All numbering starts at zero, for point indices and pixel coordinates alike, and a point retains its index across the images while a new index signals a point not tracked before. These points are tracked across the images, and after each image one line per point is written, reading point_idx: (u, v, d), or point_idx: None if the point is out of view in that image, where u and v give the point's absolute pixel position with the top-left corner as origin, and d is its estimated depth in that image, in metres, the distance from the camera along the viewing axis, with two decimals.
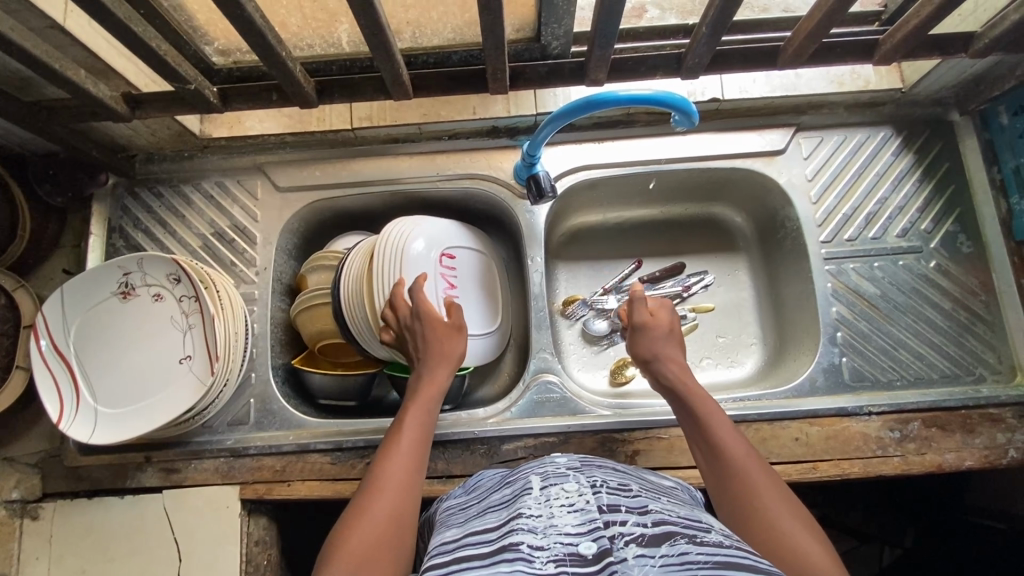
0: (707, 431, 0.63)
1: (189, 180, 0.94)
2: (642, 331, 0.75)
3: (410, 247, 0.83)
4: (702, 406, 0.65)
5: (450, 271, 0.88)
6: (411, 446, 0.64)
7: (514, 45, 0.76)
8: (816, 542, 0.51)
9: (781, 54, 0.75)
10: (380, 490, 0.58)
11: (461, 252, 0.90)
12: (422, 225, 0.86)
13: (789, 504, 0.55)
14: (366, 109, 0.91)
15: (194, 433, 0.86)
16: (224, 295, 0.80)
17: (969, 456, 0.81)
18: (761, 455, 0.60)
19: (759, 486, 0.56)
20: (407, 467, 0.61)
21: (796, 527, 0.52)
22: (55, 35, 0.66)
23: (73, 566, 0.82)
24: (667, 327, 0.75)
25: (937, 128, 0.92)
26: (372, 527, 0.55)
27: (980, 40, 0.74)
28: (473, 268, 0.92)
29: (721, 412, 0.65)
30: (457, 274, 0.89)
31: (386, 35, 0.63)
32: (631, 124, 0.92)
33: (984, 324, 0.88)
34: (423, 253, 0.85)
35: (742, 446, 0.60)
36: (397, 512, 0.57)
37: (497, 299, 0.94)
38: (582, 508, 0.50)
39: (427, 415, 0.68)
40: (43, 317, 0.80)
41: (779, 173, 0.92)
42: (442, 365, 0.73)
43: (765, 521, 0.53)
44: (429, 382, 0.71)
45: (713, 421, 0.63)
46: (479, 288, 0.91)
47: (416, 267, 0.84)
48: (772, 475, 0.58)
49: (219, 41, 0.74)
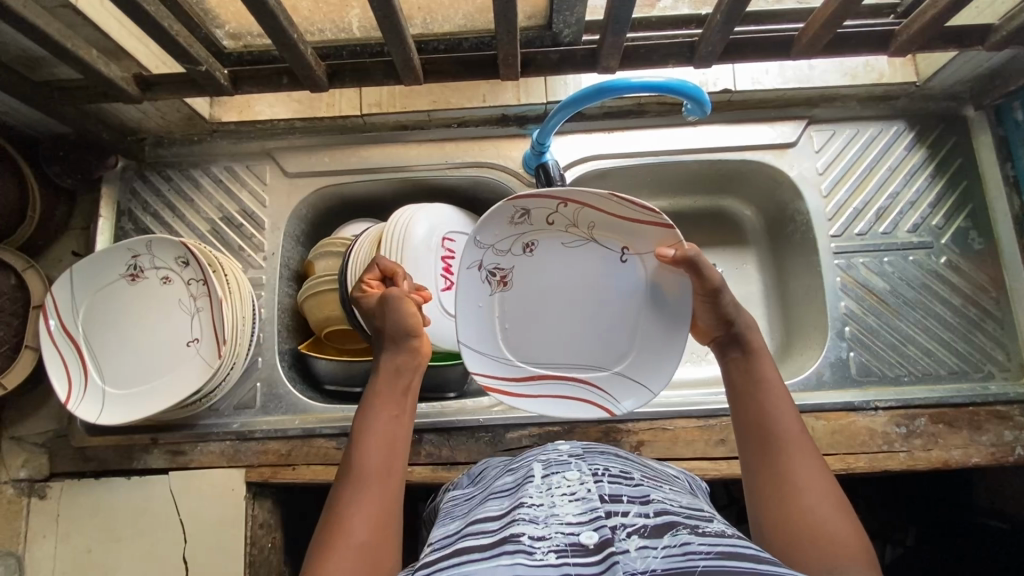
0: (764, 409, 0.58)
1: (198, 165, 0.95)
2: (722, 296, 0.64)
3: (629, 207, 0.65)
4: (764, 386, 0.60)
5: (609, 264, 0.70)
6: (383, 453, 0.57)
7: (525, 33, 0.75)
8: (845, 533, 0.49)
9: (794, 44, 0.74)
10: (364, 505, 0.53)
11: (527, 255, 0.71)
12: (524, 202, 0.68)
13: (829, 497, 0.52)
14: (375, 95, 0.91)
15: (200, 416, 0.86)
16: (231, 280, 0.81)
17: (976, 453, 0.80)
18: (808, 435, 0.57)
19: (805, 481, 0.53)
20: (386, 467, 0.56)
21: (825, 515, 0.50)
22: (68, 15, 0.66)
23: (79, 545, 0.83)
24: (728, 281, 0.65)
25: (951, 124, 0.92)
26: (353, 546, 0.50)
27: (998, 32, 0.73)
28: (512, 292, 0.72)
29: (779, 383, 0.61)
30: (552, 282, 0.72)
31: (399, 19, 0.63)
32: (641, 114, 0.91)
33: (993, 321, 0.87)
34: (578, 237, 0.70)
35: (793, 432, 0.56)
36: (388, 509, 0.54)
37: (572, 320, 0.72)
38: (584, 497, 0.50)
39: (399, 408, 0.61)
40: (52, 298, 0.80)
41: (790, 166, 0.91)
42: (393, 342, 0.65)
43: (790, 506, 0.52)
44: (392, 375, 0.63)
45: (771, 399, 0.59)
46: (576, 324, 0.72)
47: (623, 276, 0.70)
48: (816, 460, 0.55)
49: (230, 25, 0.73)
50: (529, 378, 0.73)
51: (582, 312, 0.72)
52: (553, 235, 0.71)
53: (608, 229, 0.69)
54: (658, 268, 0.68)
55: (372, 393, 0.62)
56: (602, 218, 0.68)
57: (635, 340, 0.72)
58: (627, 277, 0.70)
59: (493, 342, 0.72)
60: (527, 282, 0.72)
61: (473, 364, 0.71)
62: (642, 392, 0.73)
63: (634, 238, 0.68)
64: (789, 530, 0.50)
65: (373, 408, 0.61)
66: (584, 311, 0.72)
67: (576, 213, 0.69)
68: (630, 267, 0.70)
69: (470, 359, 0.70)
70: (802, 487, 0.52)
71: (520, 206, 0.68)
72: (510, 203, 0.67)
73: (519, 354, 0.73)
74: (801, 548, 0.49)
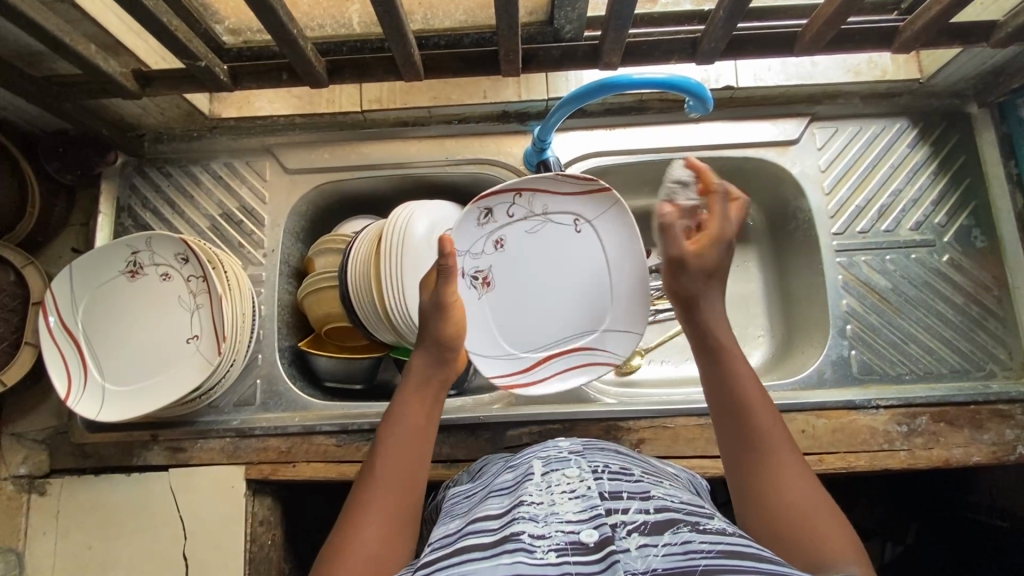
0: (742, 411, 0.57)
1: (197, 161, 0.94)
2: (682, 273, 0.65)
3: (570, 181, 0.78)
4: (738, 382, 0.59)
5: (567, 236, 0.81)
6: (408, 452, 0.58)
7: (527, 29, 0.74)
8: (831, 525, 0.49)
9: (798, 40, 0.73)
10: (382, 505, 0.54)
11: (500, 250, 0.80)
12: (485, 202, 0.78)
13: (813, 494, 0.51)
14: (376, 91, 0.91)
15: (200, 413, 0.86)
16: (230, 276, 0.81)
17: (977, 452, 0.80)
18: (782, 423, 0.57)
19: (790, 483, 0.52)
20: (410, 469, 0.57)
21: (810, 507, 0.50)
22: (66, 9, 0.66)
23: (78, 542, 0.83)
24: (710, 269, 0.65)
25: (953, 121, 0.91)
26: (366, 543, 0.51)
27: (1003, 28, 0.72)
28: (497, 287, 0.80)
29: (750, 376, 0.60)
30: (529, 265, 0.81)
31: (398, 13, 0.62)
32: (643, 111, 0.91)
33: (995, 319, 0.87)
34: (536, 221, 0.81)
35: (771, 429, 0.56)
36: (405, 512, 0.55)
37: (555, 293, 0.82)
38: (584, 494, 0.50)
39: (427, 417, 0.62)
40: (52, 294, 0.80)
41: (792, 164, 0.91)
42: (430, 350, 0.66)
43: (772, 503, 0.52)
44: (423, 379, 0.64)
45: (746, 400, 0.58)
46: (559, 296, 0.82)
47: (584, 242, 0.81)
48: (794, 456, 0.55)
49: (230, 20, 0.72)
50: (535, 364, 0.81)
51: (563, 286, 0.82)
52: (516, 227, 0.80)
53: (558, 208, 0.80)
54: (606, 226, 0.81)
55: (401, 397, 0.63)
56: (552, 200, 0.80)
57: (613, 299, 0.82)
58: (587, 242, 0.81)
59: (496, 342, 0.80)
60: (506, 273, 0.81)
61: (489, 368, 0.78)
62: (631, 337, 0.81)
63: (581, 209, 0.80)
64: (777, 532, 0.50)
65: (402, 412, 0.61)
66: (563, 286, 0.82)
67: (529, 201, 0.80)
68: (585, 235, 0.81)
69: (483, 365, 0.78)
70: (784, 483, 0.52)
71: (484, 206, 0.78)
72: (475, 205, 0.77)
73: (518, 344, 0.81)
74: (790, 546, 0.49)
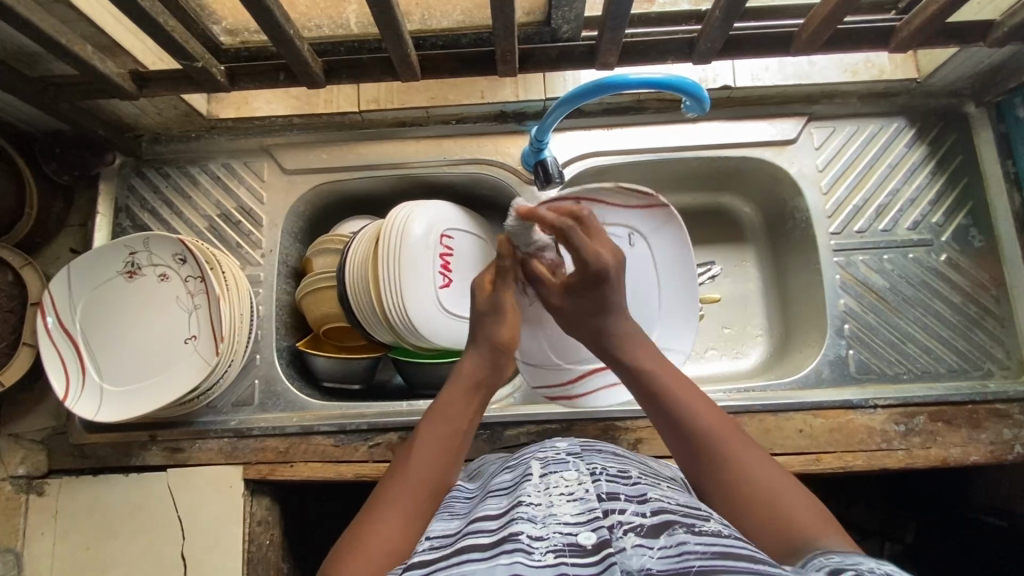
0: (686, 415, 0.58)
1: (196, 161, 0.94)
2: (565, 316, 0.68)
3: (630, 194, 0.80)
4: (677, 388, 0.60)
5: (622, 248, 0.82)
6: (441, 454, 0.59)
7: (524, 29, 0.74)
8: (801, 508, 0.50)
9: (795, 40, 0.73)
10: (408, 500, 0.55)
11: None
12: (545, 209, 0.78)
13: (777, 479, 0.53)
14: (373, 91, 0.91)
15: (198, 413, 0.86)
16: (229, 276, 0.81)
17: (974, 451, 0.80)
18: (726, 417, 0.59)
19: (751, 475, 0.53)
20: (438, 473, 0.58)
21: (778, 490, 0.52)
22: (63, 10, 0.66)
23: (76, 543, 0.83)
24: (586, 310, 0.66)
25: (950, 121, 0.91)
26: (397, 529, 0.52)
27: (1000, 28, 0.72)
28: None
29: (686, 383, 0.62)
30: None
31: (395, 14, 0.63)
32: (641, 111, 0.91)
33: (993, 319, 0.87)
34: None
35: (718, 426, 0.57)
36: (431, 502, 0.56)
37: None
38: (581, 497, 0.50)
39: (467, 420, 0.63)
40: (50, 295, 0.80)
41: (789, 164, 0.91)
42: (485, 352, 0.66)
43: (741, 496, 0.52)
44: (468, 382, 0.65)
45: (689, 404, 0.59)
46: None
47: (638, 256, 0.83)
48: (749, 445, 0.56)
49: (227, 20, 0.73)
50: (584, 377, 0.82)
51: None
52: None
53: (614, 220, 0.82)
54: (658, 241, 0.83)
55: (447, 394, 0.63)
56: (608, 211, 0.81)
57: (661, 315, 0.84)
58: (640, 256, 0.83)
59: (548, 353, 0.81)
60: None
61: (532, 378, 0.82)
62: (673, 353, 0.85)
63: (634, 221, 0.82)
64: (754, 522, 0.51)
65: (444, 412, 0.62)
66: None
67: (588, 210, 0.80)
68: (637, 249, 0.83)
69: (529, 375, 0.82)
70: (748, 471, 0.53)
71: None
72: None
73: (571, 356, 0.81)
74: (766, 532, 0.49)
